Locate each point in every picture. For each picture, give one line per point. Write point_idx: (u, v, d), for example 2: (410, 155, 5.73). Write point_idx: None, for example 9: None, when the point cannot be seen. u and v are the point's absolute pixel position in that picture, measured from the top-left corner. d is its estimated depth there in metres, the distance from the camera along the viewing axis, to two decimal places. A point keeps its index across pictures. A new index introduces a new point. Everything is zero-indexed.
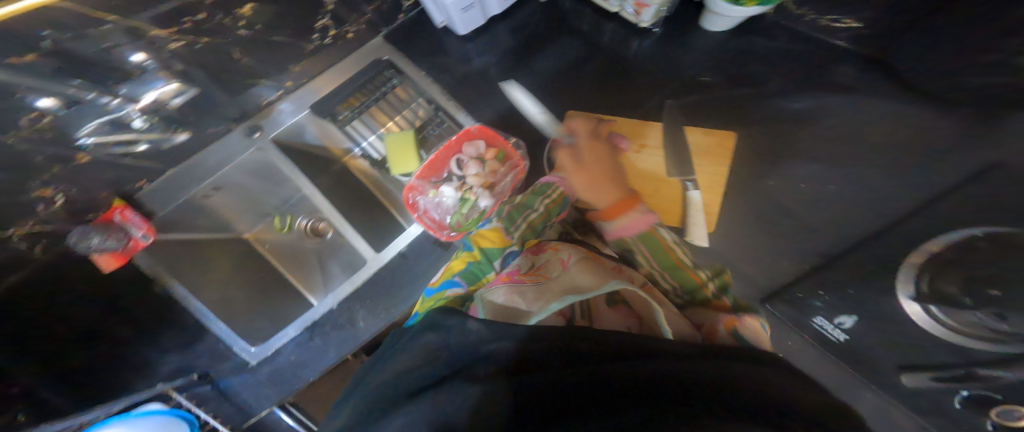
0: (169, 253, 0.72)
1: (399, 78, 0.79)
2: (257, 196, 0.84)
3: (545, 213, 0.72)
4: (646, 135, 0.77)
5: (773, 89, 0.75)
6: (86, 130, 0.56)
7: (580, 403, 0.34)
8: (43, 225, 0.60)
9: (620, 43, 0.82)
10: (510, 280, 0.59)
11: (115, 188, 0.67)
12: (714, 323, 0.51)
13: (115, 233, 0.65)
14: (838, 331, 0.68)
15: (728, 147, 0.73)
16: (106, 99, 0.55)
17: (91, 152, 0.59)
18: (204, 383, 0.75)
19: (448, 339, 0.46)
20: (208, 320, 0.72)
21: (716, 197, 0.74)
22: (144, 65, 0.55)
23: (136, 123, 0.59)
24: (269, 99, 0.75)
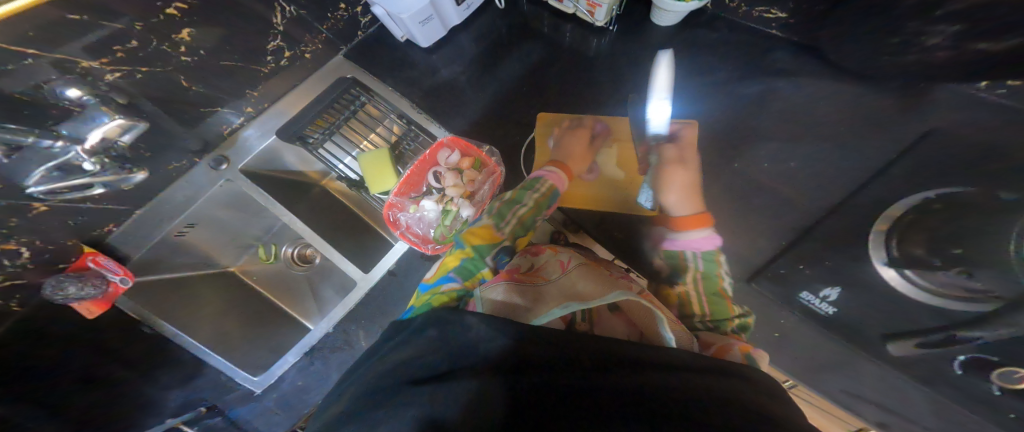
0: (154, 292, 0.71)
1: (367, 96, 0.79)
2: (236, 228, 0.80)
3: (530, 209, 0.68)
4: (617, 131, 0.81)
5: (723, 77, 0.78)
6: (32, 178, 0.51)
7: (581, 405, 0.35)
8: (12, 279, 0.55)
9: (579, 42, 0.83)
10: (509, 278, 0.55)
11: (81, 234, 0.63)
12: (730, 345, 0.53)
13: (91, 279, 0.60)
14: (826, 305, 0.65)
15: (693, 136, 0.77)
16: (48, 142, 0.50)
17: (44, 200, 0.54)
18: (215, 414, 0.78)
19: (447, 328, 0.43)
20: (203, 353, 0.72)
21: (694, 186, 0.74)
22: (82, 101, 0.51)
23: (86, 166, 0.53)
24: (232, 127, 0.73)
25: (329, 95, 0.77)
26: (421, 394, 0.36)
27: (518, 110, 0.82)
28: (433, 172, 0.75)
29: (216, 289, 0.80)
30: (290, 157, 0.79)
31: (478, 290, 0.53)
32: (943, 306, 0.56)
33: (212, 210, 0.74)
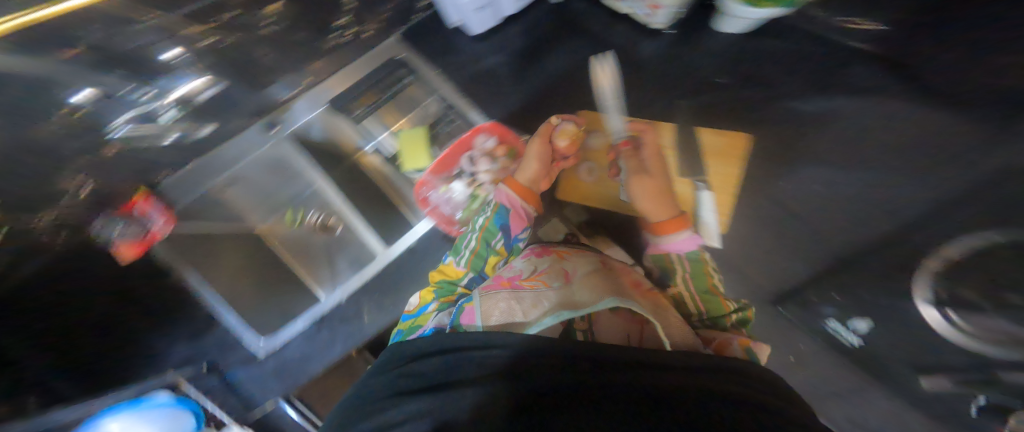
0: (182, 243, 0.70)
1: (412, 77, 0.81)
2: (268, 191, 0.82)
3: (481, 234, 0.66)
4: (660, 135, 0.76)
5: (784, 90, 0.75)
6: (118, 119, 0.63)
7: (581, 406, 0.36)
8: (68, 212, 0.66)
9: (632, 42, 0.81)
10: (510, 286, 0.57)
11: (142, 178, 0.71)
12: (726, 341, 0.53)
13: (134, 222, 0.69)
14: (854, 336, 0.72)
15: (740, 148, 0.74)
16: (140, 94, 0.62)
17: (121, 142, 0.65)
18: (213, 375, 0.79)
19: (443, 342, 0.47)
20: (220, 313, 0.72)
21: (728, 198, 0.74)
22: (175, 62, 0.62)
23: (164, 116, 0.66)
24: (284, 97, 0.77)
25: (378, 71, 0.79)
26: (422, 402, 0.40)
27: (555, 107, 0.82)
28: (465, 156, 0.77)
29: (236, 248, 0.79)
30: (329, 125, 0.79)
31: (478, 299, 0.55)
32: (981, 350, 0.60)
33: (252, 171, 0.76)
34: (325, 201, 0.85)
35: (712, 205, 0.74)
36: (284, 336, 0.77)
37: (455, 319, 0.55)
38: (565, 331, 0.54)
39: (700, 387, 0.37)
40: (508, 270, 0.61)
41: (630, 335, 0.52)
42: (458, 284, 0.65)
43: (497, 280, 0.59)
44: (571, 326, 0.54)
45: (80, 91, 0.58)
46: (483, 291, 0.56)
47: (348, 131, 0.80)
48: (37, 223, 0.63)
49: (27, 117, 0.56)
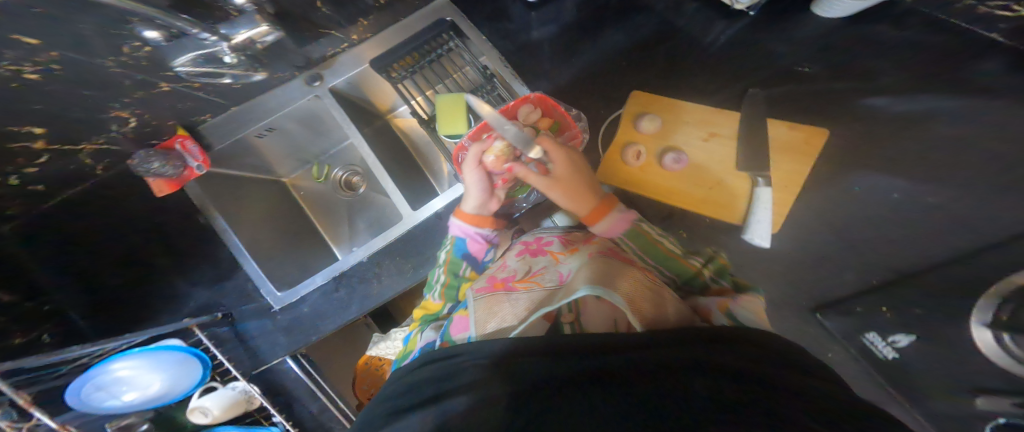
0: (214, 185, 0.76)
1: (457, 41, 0.78)
2: (301, 144, 0.87)
3: (446, 266, 0.68)
4: (717, 124, 0.79)
5: (882, 86, 0.75)
6: (182, 60, 0.59)
7: (574, 395, 0.36)
8: (108, 143, 0.66)
9: (699, 30, 0.80)
10: (504, 287, 0.58)
11: (179, 118, 0.71)
12: (708, 306, 0.53)
13: (173, 161, 0.70)
14: (890, 349, 0.71)
15: (815, 145, 0.77)
16: (206, 36, 0.56)
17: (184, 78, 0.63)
18: (226, 324, 0.76)
19: (428, 356, 0.47)
20: (241, 257, 0.75)
21: (790, 195, 0.78)
22: (243, 8, 0.57)
23: (226, 59, 0.61)
24: (332, 51, 0.76)
25: (424, 33, 0.77)
26: (415, 416, 0.39)
27: (596, 90, 0.81)
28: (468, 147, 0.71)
29: (264, 195, 0.85)
30: (368, 85, 0.81)
31: (473, 306, 0.56)
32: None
33: (291, 123, 0.80)
34: (352, 160, 0.96)
35: (770, 201, 0.74)
36: (301, 290, 0.75)
37: (446, 331, 0.57)
38: (553, 326, 0.54)
39: (688, 359, 0.37)
40: (503, 270, 0.63)
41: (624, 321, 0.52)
42: (440, 313, 0.67)
43: (490, 282, 0.60)
44: (560, 320, 0.55)
45: (146, 29, 0.53)
46: (476, 295, 0.58)
47: (387, 89, 0.83)
48: (81, 153, 0.64)
49: (100, 49, 0.54)
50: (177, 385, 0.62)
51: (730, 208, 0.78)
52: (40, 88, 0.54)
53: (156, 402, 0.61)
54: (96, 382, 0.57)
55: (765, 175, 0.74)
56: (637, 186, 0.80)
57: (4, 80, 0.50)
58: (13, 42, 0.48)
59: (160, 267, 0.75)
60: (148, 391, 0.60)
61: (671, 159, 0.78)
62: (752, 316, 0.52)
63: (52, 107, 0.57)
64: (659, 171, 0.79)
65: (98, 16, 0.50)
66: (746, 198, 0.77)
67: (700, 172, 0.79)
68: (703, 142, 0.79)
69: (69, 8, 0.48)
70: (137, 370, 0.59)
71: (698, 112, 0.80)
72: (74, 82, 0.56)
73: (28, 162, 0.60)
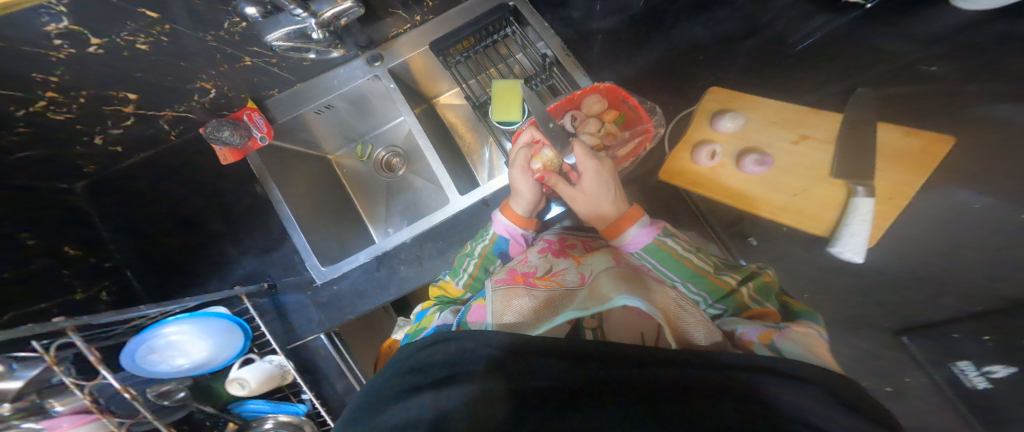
0: (275, 157, 0.81)
1: (515, 28, 0.78)
2: (349, 123, 0.89)
3: (480, 261, 0.69)
4: (810, 127, 0.79)
5: (979, 95, 0.71)
6: (276, 35, 0.56)
7: (578, 400, 0.37)
8: (188, 112, 0.71)
9: (783, 29, 0.79)
10: (524, 282, 0.58)
11: (251, 93, 0.74)
12: (747, 335, 0.50)
13: (240, 131, 0.75)
14: (982, 378, 0.62)
15: (935, 154, 0.73)
16: (298, 12, 0.54)
17: (265, 50, 0.65)
18: (268, 294, 0.79)
19: (439, 336, 0.48)
20: (292, 229, 0.79)
21: (892, 208, 0.74)
22: None
23: (314, 36, 0.58)
24: (395, 33, 0.77)
25: (485, 16, 0.75)
26: (426, 397, 0.40)
27: (655, 87, 0.80)
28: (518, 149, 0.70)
29: (310, 171, 0.88)
30: (427, 67, 0.81)
31: (491, 296, 0.56)
32: None
33: (347, 102, 0.83)
34: (394, 141, 0.97)
35: (869, 215, 0.73)
36: (345, 267, 0.78)
37: (462, 317, 0.58)
38: (574, 329, 0.54)
39: (696, 379, 0.38)
40: (523, 264, 0.62)
41: (644, 334, 0.53)
42: (459, 299, 0.69)
43: (510, 274, 0.60)
44: (582, 323, 0.55)
45: (246, 5, 0.54)
46: (495, 286, 0.58)
47: (441, 74, 0.84)
48: (162, 118, 0.69)
49: (200, 23, 0.56)
50: (219, 355, 0.65)
51: (818, 218, 0.76)
52: (141, 57, 0.57)
53: (200, 370, 0.64)
54: (151, 344, 0.60)
55: (866, 184, 0.73)
56: (715, 187, 0.79)
57: (114, 49, 0.54)
58: (137, 15, 0.51)
59: (216, 234, 0.78)
60: (194, 357, 0.63)
61: (755, 161, 0.78)
62: (806, 341, 0.49)
63: (148, 76, 0.61)
64: (739, 172, 0.79)
65: None
66: (840, 208, 0.76)
67: (784, 176, 0.79)
68: (791, 144, 0.79)
69: None
70: (187, 336, 0.62)
71: (786, 112, 0.80)
72: (171, 54, 0.59)
73: (115, 124, 0.66)
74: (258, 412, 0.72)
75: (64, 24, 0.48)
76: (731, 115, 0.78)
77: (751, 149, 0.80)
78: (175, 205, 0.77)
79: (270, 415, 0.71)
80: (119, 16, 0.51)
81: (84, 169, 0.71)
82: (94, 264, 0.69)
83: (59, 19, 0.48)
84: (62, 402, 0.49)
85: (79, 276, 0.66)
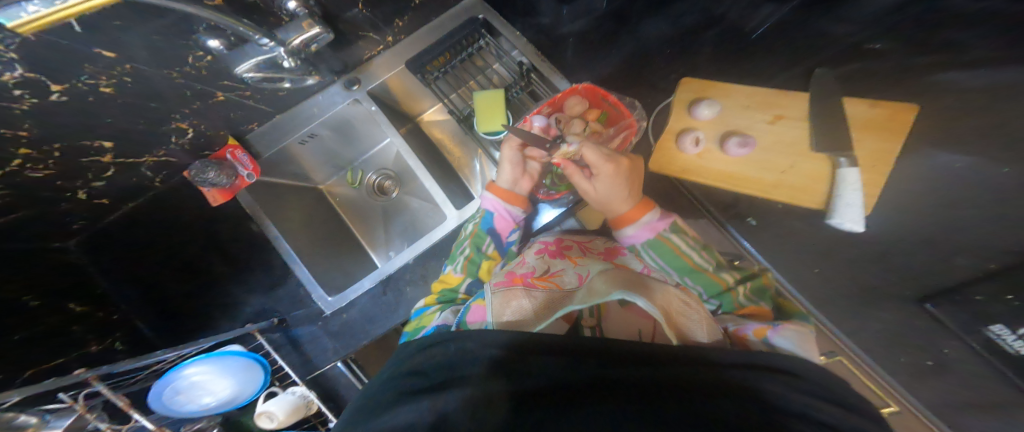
0: (264, 193, 0.79)
1: (488, 40, 0.78)
2: (336, 151, 0.89)
3: (471, 240, 0.68)
4: (784, 106, 0.78)
5: None
6: (246, 66, 0.55)
7: (578, 398, 0.37)
8: (168, 156, 0.69)
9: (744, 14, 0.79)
10: (523, 283, 0.56)
11: (231, 129, 0.74)
12: (742, 330, 0.51)
13: (226, 170, 0.73)
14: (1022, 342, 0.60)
15: (903, 121, 0.72)
16: (265, 41, 0.53)
17: (233, 84, 0.65)
18: (280, 329, 0.78)
19: (439, 337, 0.47)
20: (292, 262, 0.76)
21: (879, 176, 0.72)
22: (294, 12, 0.57)
23: (285, 64, 0.59)
24: (369, 55, 0.77)
25: (457, 31, 0.76)
26: (424, 401, 0.38)
27: (631, 82, 0.81)
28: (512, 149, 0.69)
29: (302, 203, 0.88)
30: (405, 85, 0.81)
31: (489, 299, 0.53)
32: None
33: (331, 128, 0.82)
34: (385, 164, 0.96)
35: (858, 182, 0.72)
36: (351, 295, 0.77)
37: (462, 317, 0.56)
38: (573, 328, 0.54)
39: (695, 376, 0.37)
40: (521, 266, 0.61)
41: (640, 331, 0.51)
42: (459, 292, 0.66)
43: (509, 276, 0.58)
44: (579, 323, 0.54)
45: (209, 38, 0.55)
46: (494, 288, 0.55)
47: (418, 93, 0.83)
48: (144, 165, 0.67)
49: (161, 60, 0.56)
50: (242, 391, 0.66)
51: (810, 191, 0.74)
52: (110, 101, 0.56)
53: (227, 407, 0.65)
54: (175, 386, 0.61)
55: (848, 155, 0.73)
56: (704, 174, 0.78)
57: (78, 95, 0.53)
58: (93, 56, 0.50)
59: (215, 276, 0.77)
60: (220, 395, 0.64)
61: (738, 143, 0.77)
62: (800, 343, 0.48)
63: (120, 121, 0.60)
64: (724, 156, 0.78)
65: (167, 27, 0.52)
66: (828, 180, 0.74)
67: (767, 154, 0.77)
68: (770, 125, 0.78)
69: (138, 17, 0.49)
70: (209, 375, 0.63)
71: (757, 95, 0.80)
72: (140, 95, 0.58)
73: (96, 176, 0.64)
74: None
75: (19, 72, 0.46)
76: (707, 102, 0.78)
77: (732, 132, 0.79)
78: (165, 251, 0.74)
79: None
80: (76, 60, 0.49)
81: (73, 225, 0.67)
82: (102, 319, 0.67)
83: (12, 67, 0.45)
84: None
85: (89, 330, 0.64)
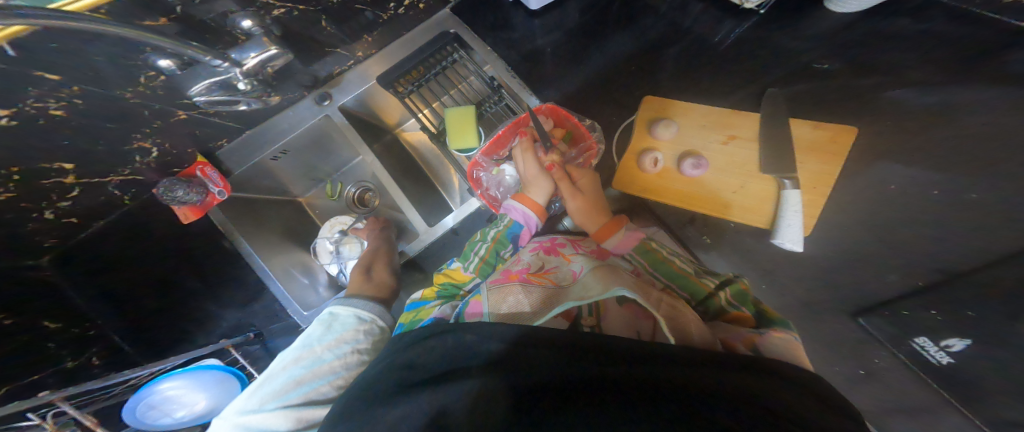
0: (238, 207, 0.78)
1: (461, 53, 0.78)
2: (314, 165, 0.88)
3: (492, 244, 0.67)
4: (735, 126, 0.79)
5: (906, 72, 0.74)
6: (199, 88, 0.55)
7: (573, 394, 0.37)
8: (133, 174, 0.67)
9: (708, 29, 0.81)
10: (519, 279, 0.55)
11: (198, 146, 0.73)
12: (731, 339, 0.50)
13: (196, 187, 0.71)
14: (941, 353, 0.70)
15: (841, 142, 0.75)
16: (218, 62, 0.53)
17: (188, 109, 0.64)
18: (257, 342, 0.82)
19: (435, 328, 0.47)
20: (267, 278, 0.77)
21: (818, 198, 0.76)
22: (250, 32, 0.57)
23: (241, 86, 0.57)
24: (339, 69, 0.76)
25: (429, 47, 0.77)
26: (423, 395, 0.40)
27: (598, 98, 0.83)
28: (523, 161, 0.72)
29: (281, 214, 0.87)
30: (375, 102, 0.82)
31: (488, 294, 0.53)
32: None
33: (303, 145, 0.81)
34: (363, 176, 0.95)
35: (799, 205, 0.73)
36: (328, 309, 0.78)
37: (461, 310, 0.55)
38: (573, 327, 0.52)
39: (697, 376, 0.37)
40: (517, 263, 0.59)
41: (639, 331, 0.50)
42: (463, 288, 0.65)
43: (504, 273, 0.57)
44: (578, 322, 0.52)
45: (158, 57, 0.53)
46: (489, 285, 0.55)
47: (395, 106, 0.84)
48: (109, 184, 0.65)
49: (116, 82, 0.55)
50: (220, 402, 0.67)
51: (757, 211, 0.77)
52: (62, 124, 0.55)
53: (204, 418, 0.66)
54: (149, 401, 0.62)
55: (791, 177, 0.73)
56: (665, 192, 0.80)
57: (27, 119, 0.51)
58: (36, 80, 0.48)
59: (181, 296, 0.75)
60: (194, 409, 0.65)
61: (692, 165, 0.78)
62: (782, 352, 0.47)
63: (78, 143, 0.58)
64: (681, 176, 0.79)
65: (109, 49, 0.50)
66: (773, 200, 0.76)
67: (731, 172, 0.78)
68: (721, 145, 0.79)
69: (83, 36, 0.47)
70: (182, 389, 0.64)
71: (712, 115, 0.80)
72: (93, 117, 0.56)
73: (60, 197, 0.61)
74: None
75: None
76: (665, 122, 0.78)
77: (688, 153, 0.80)
78: None
79: None
80: (18, 84, 0.47)
81: (45, 242, 0.64)
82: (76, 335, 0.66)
83: None
84: None
85: (66, 347, 0.64)
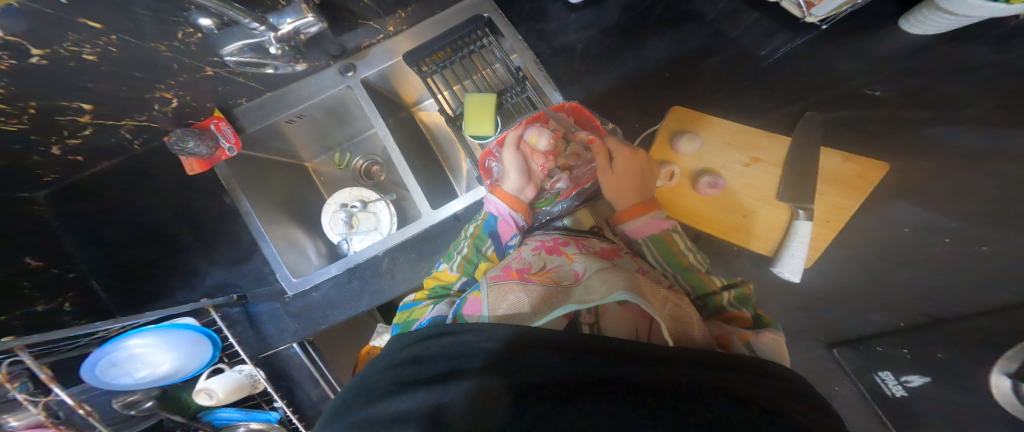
0: (245, 166, 0.78)
1: (489, 38, 0.77)
2: (328, 131, 0.87)
3: (473, 240, 0.69)
4: (760, 149, 0.79)
5: (926, 115, 0.77)
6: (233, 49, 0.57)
7: (571, 392, 0.38)
8: (149, 122, 0.68)
9: (749, 43, 0.80)
10: (519, 277, 0.56)
11: (217, 101, 0.72)
12: (729, 334, 0.52)
13: (207, 141, 0.71)
14: (899, 387, 0.78)
15: (867, 178, 0.76)
16: (254, 25, 0.53)
17: (215, 67, 0.63)
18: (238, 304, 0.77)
19: (434, 330, 0.49)
20: (261, 239, 0.76)
21: (827, 231, 0.78)
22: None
23: (272, 50, 0.58)
24: (368, 42, 0.76)
25: (459, 29, 0.75)
26: (421, 393, 0.41)
27: (619, 102, 0.83)
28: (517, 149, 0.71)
29: (285, 179, 0.86)
30: (397, 79, 0.81)
31: (488, 291, 0.54)
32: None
33: (319, 112, 0.80)
34: (373, 149, 0.95)
35: (807, 237, 0.76)
36: (316, 278, 0.76)
37: (459, 309, 0.56)
38: (572, 324, 0.54)
39: (695, 376, 0.38)
40: (517, 261, 0.61)
41: (639, 330, 0.52)
42: (452, 288, 0.67)
43: (505, 270, 0.58)
44: (578, 320, 0.54)
45: (200, 16, 0.52)
46: (490, 280, 0.56)
47: (416, 84, 0.84)
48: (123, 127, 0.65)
49: (152, 34, 0.53)
50: (186, 365, 0.64)
51: (763, 238, 0.80)
52: (93, 69, 0.54)
53: (167, 381, 0.63)
54: (111, 358, 0.59)
55: (807, 208, 0.75)
56: (675, 206, 0.81)
57: (59, 59, 0.51)
58: (78, 25, 0.48)
59: (181, 245, 0.75)
60: (157, 370, 0.62)
61: (708, 183, 0.79)
62: (771, 351, 0.50)
63: (102, 87, 0.58)
64: (694, 193, 0.80)
65: (153, 3, 0.49)
66: (783, 229, 0.78)
67: (744, 193, 0.80)
68: (743, 167, 0.80)
69: None
70: (151, 348, 0.61)
71: (740, 133, 0.80)
72: (122, 64, 0.56)
73: (72, 134, 0.62)
74: (230, 420, 0.71)
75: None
76: (689, 135, 0.79)
77: (707, 170, 0.81)
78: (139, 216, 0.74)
79: (242, 422, 0.71)
80: (59, 27, 0.47)
81: (42, 178, 0.67)
82: (59, 275, 0.67)
83: None
84: (16, 417, 0.50)
85: (40, 289, 0.63)
